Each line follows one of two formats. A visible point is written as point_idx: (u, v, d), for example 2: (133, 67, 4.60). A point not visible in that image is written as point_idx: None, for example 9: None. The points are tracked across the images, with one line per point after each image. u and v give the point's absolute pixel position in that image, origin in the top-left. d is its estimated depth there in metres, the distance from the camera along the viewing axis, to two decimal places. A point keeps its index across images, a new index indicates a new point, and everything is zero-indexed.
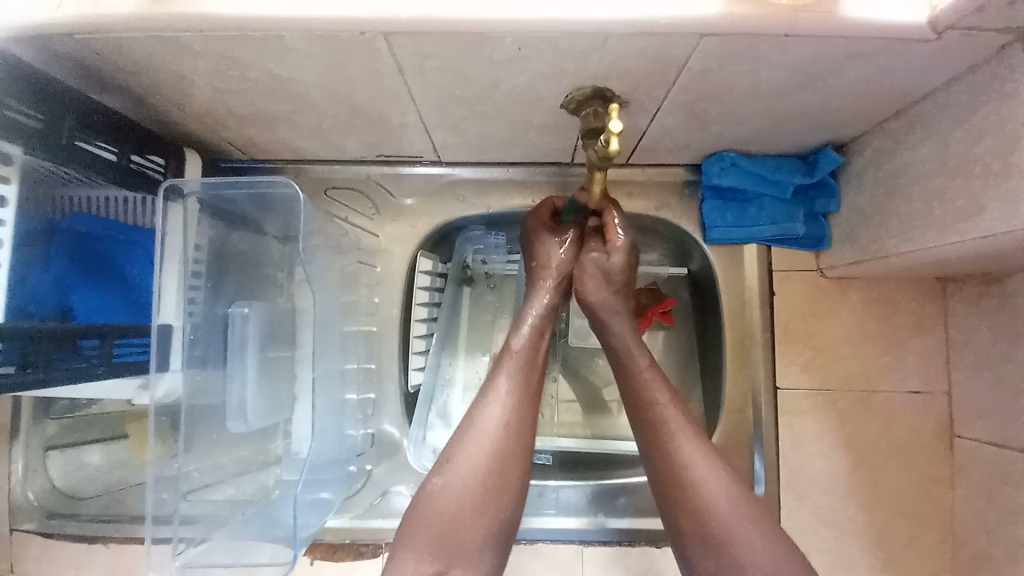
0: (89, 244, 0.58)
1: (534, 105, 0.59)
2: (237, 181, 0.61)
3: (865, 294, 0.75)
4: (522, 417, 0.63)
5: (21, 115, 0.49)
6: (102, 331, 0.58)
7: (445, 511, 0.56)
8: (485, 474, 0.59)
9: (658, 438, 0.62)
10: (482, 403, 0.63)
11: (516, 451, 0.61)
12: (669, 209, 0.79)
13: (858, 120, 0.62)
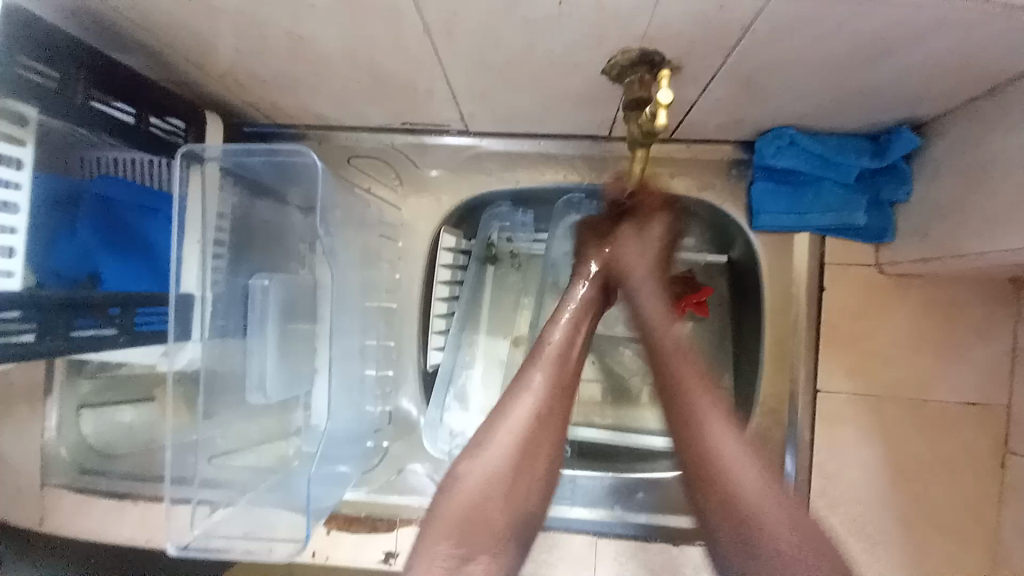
0: (108, 209, 0.58)
1: (571, 73, 0.54)
2: (257, 148, 0.59)
3: (925, 294, 0.68)
4: (553, 412, 0.60)
5: (36, 73, 0.47)
6: (122, 300, 0.58)
7: (473, 497, 0.55)
8: (515, 464, 0.57)
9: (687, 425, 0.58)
10: (514, 391, 0.60)
11: (546, 440, 0.59)
12: (713, 191, 0.73)
13: (942, 98, 0.54)
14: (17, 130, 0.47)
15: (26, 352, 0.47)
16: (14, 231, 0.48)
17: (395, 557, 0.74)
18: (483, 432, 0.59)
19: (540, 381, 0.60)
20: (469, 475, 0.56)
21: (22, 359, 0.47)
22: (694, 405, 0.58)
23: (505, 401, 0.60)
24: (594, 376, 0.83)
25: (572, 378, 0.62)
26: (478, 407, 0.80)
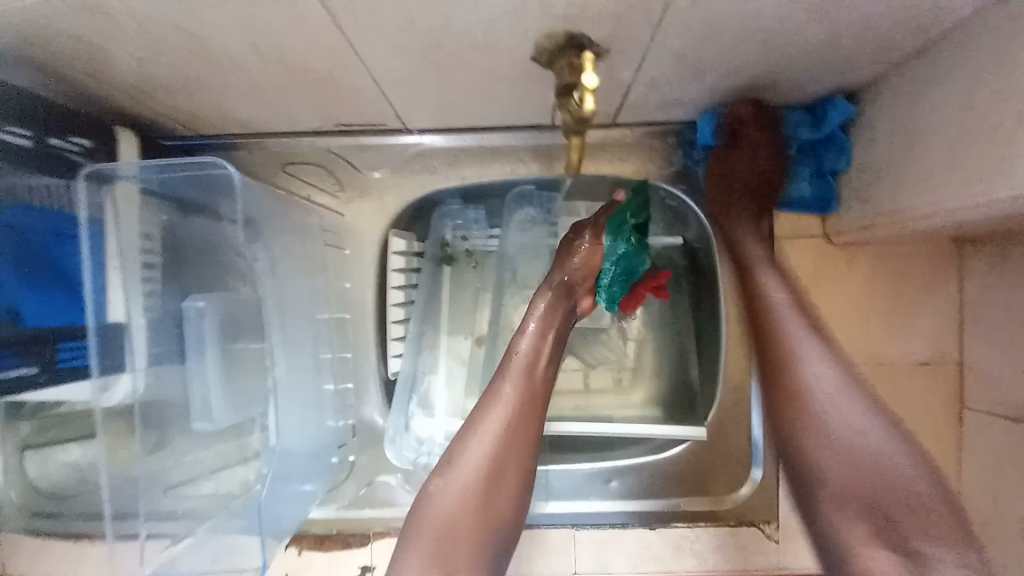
0: (14, 237, 0.54)
1: (500, 57, 0.52)
2: (162, 163, 0.56)
3: (872, 259, 0.69)
4: (521, 431, 0.58)
5: None
6: (40, 336, 0.55)
7: (445, 512, 0.54)
8: (489, 479, 0.56)
9: (790, 379, 0.56)
10: (484, 402, 0.59)
11: (518, 452, 0.58)
12: (657, 174, 0.74)
13: (868, 63, 0.54)
14: None
15: None
16: None
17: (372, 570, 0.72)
18: (449, 454, 0.57)
19: (507, 394, 0.59)
20: (441, 498, 0.55)
21: None
22: (785, 353, 0.57)
23: (471, 420, 0.59)
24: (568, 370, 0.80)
25: (539, 392, 0.61)
26: (443, 413, 0.77)
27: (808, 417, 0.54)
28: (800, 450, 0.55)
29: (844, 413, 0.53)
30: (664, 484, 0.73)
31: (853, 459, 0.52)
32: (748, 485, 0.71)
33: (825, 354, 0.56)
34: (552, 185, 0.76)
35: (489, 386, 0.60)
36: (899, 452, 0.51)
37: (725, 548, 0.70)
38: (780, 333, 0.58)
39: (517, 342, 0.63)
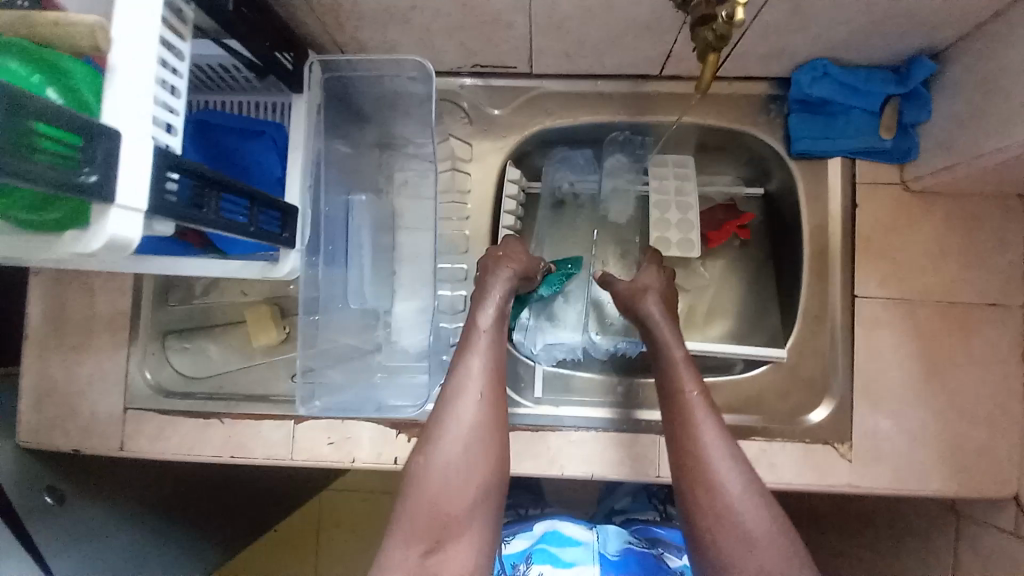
0: (212, 131, 0.66)
1: (643, 1, 0.62)
2: (357, 59, 0.69)
3: (945, 208, 0.76)
4: (494, 407, 0.63)
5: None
6: (251, 194, 0.58)
7: (438, 493, 0.58)
8: (473, 442, 0.60)
9: (682, 419, 0.64)
10: (457, 384, 0.63)
11: (499, 433, 0.62)
12: (752, 122, 0.81)
13: (955, 23, 0.63)
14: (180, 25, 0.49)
15: (180, 213, 0.47)
16: (174, 110, 0.47)
17: None
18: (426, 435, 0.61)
19: (479, 368, 0.64)
20: (425, 476, 0.59)
21: (178, 220, 0.48)
22: (686, 404, 0.65)
23: (447, 409, 0.62)
24: None
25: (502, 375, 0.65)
26: (563, 321, 0.86)
27: (691, 456, 0.61)
28: (705, 492, 0.59)
29: (717, 454, 0.61)
30: (743, 400, 0.80)
31: (717, 493, 0.59)
32: (825, 406, 0.77)
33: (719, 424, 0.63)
34: (646, 132, 0.85)
35: (459, 373, 0.64)
36: (748, 476, 0.60)
37: (803, 463, 0.75)
38: (684, 406, 0.65)
39: (481, 320, 0.68)
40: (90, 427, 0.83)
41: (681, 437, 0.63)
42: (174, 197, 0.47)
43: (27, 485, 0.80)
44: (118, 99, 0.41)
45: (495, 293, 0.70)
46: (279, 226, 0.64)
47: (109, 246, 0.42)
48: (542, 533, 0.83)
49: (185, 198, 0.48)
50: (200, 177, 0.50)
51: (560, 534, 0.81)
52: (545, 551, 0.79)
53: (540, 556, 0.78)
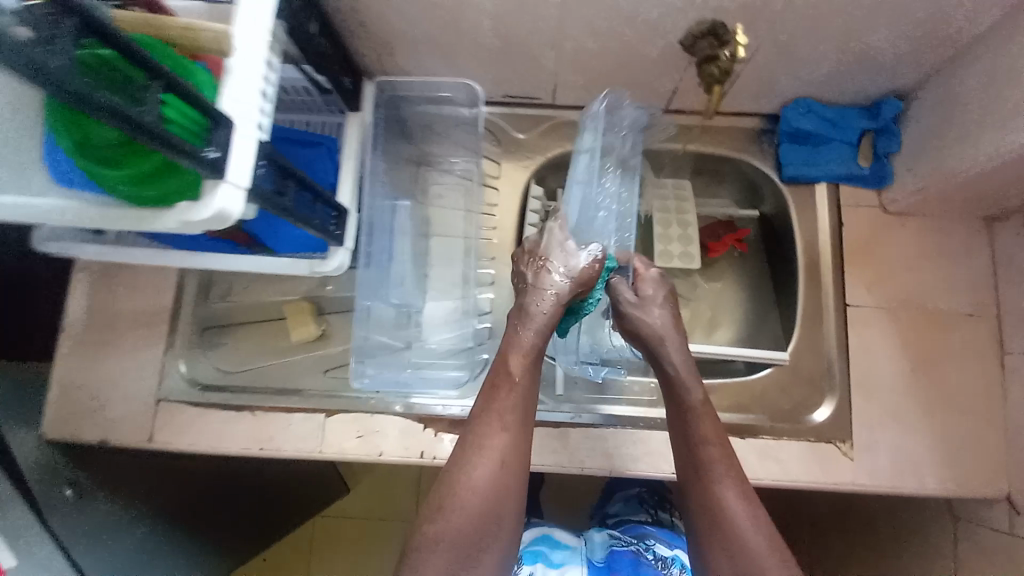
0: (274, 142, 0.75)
1: (657, 41, 0.74)
2: (417, 82, 0.84)
3: (920, 225, 0.85)
4: (511, 467, 0.62)
5: (303, 15, 0.62)
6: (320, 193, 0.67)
7: (449, 554, 0.58)
8: (490, 503, 0.60)
9: (705, 472, 0.64)
10: (477, 445, 0.62)
11: (512, 492, 0.62)
12: (747, 150, 0.92)
13: (914, 67, 0.76)
14: (274, 44, 0.57)
15: (270, 199, 0.55)
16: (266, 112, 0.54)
17: None
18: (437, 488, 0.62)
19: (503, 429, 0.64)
20: (437, 535, 0.58)
21: (267, 206, 0.56)
22: (706, 459, 0.65)
23: (461, 466, 0.61)
24: None
25: (522, 434, 0.65)
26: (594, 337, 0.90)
27: (716, 512, 0.62)
28: (729, 551, 0.59)
29: (740, 512, 0.61)
30: (748, 400, 0.85)
31: (741, 552, 0.59)
32: (826, 406, 0.83)
33: (739, 479, 0.64)
34: (650, 157, 0.95)
35: (477, 430, 0.63)
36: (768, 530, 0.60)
37: (809, 458, 0.80)
38: (705, 459, 0.65)
39: (511, 373, 0.68)
40: (124, 420, 0.85)
41: (704, 491, 0.63)
42: (264, 185, 0.54)
43: (53, 473, 0.83)
44: (233, 96, 0.48)
45: (525, 336, 0.70)
46: (337, 224, 0.73)
47: (214, 218, 0.48)
48: (532, 538, 0.84)
49: (272, 186, 0.56)
50: (286, 168, 0.58)
51: (550, 537, 0.83)
52: (537, 553, 0.80)
53: (529, 558, 0.79)
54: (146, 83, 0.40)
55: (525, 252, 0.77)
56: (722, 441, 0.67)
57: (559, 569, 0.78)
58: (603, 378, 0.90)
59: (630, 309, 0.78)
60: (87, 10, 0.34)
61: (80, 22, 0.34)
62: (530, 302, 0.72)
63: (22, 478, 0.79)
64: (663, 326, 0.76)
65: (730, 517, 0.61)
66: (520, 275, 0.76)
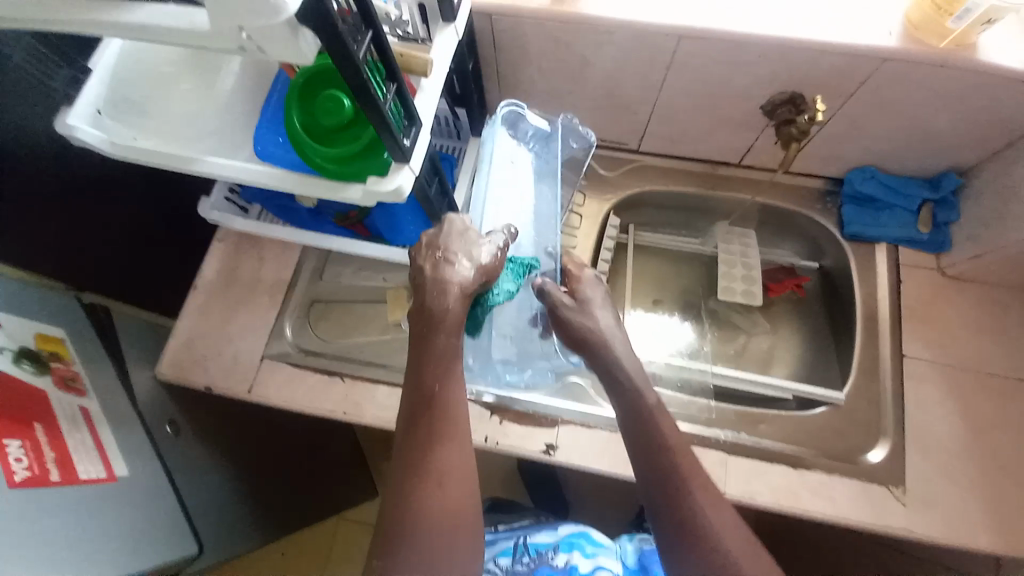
0: None
1: (743, 104, 0.88)
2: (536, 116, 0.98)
3: (976, 293, 0.91)
4: (462, 469, 0.60)
5: (466, 59, 0.84)
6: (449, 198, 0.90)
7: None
8: (449, 514, 0.57)
9: (678, 483, 0.61)
10: (433, 446, 0.60)
11: (461, 500, 0.58)
12: (810, 207, 1.02)
13: (970, 149, 0.87)
14: None
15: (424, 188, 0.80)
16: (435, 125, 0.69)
17: (554, 450, 0.87)
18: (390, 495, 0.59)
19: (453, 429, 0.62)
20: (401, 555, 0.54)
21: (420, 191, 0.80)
22: (679, 468, 0.62)
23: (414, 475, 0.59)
24: (722, 346, 1.06)
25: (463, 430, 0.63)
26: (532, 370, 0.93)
27: (696, 526, 0.57)
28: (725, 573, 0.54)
29: (725, 528, 0.57)
30: (802, 435, 0.89)
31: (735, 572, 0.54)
32: (880, 448, 0.85)
33: (715, 494, 0.60)
34: (718, 203, 1.06)
35: (434, 436, 0.61)
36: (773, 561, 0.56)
37: (865, 501, 0.81)
38: (676, 468, 0.62)
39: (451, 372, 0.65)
40: (225, 369, 0.95)
41: (681, 506, 0.59)
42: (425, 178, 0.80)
43: (161, 409, 0.92)
44: (422, 105, 0.63)
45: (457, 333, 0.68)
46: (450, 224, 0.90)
47: (391, 192, 0.62)
48: (567, 532, 0.91)
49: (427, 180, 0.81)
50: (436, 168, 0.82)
51: (588, 534, 0.90)
52: (574, 543, 0.88)
53: (568, 547, 0.87)
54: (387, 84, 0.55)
55: (427, 246, 0.75)
56: (684, 449, 0.64)
57: (594, 558, 0.86)
58: (539, 413, 0.88)
59: (571, 314, 0.76)
60: (378, 28, 0.50)
61: (372, 34, 0.50)
62: (432, 301, 0.69)
63: (140, 405, 0.88)
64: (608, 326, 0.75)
65: (714, 533, 0.56)
66: (420, 268, 0.73)
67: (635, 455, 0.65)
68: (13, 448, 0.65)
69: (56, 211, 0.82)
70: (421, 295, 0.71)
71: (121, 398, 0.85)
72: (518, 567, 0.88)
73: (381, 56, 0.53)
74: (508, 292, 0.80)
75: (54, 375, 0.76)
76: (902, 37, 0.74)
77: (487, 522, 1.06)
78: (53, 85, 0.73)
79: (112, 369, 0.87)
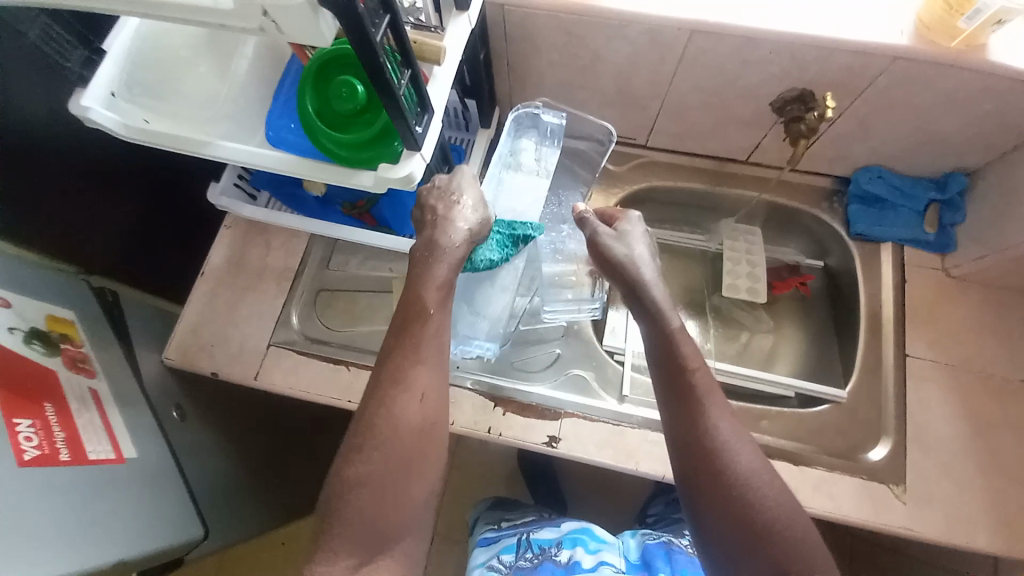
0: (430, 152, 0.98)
1: (751, 100, 0.88)
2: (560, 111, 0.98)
3: (979, 294, 0.92)
4: (430, 402, 0.64)
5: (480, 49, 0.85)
6: None
7: (379, 518, 0.58)
8: (411, 447, 0.61)
9: (703, 419, 0.62)
10: (422, 372, 0.64)
11: (425, 439, 0.63)
12: (817, 205, 1.02)
13: (978, 150, 0.87)
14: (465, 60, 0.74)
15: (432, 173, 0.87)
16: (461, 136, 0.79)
17: (557, 442, 0.86)
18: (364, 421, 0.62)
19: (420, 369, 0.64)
20: (374, 486, 0.59)
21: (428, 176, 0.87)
22: (706, 405, 0.64)
23: (392, 389, 0.63)
24: (727, 343, 1.06)
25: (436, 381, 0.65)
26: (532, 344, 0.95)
27: (718, 465, 0.59)
28: (744, 515, 0.56)
29: (748, 466, 0.59)
30: (803, 431, 0.89)
31: (752, 509, 0.56)
32: (881, 446, 0.85)
33: (740, 436, 0.62)
34: (723, 199, 1.06)
35: (413, 365, 0.65)
36: (805, 536, 0.55)
37: (864, 498, 0.81)
38: (703, 405, 0.64)
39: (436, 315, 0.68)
40: (232, 355, 0.95)
41: (706, 443, 0.61)
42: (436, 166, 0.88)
43: (167, 394, 0.93)
44: (434, 94, 0.64)
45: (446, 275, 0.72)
46: None
47: (403, 179, 0.62)
48: (570, 529, 0.91)
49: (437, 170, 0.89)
50: (446, 157, 0.90)
51: (592, 530, 0.90)
52: (576, 539, 0.88)
53: (570, 543, 0.87)
54: (403, 70, 0.55)
55: (435, 188, 0.78)
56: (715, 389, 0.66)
57: (596, 554, 0.86)
58: (543, 403, 0.89)
59: (609, 239, 0.79)
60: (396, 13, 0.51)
61: (390, 19, 0.50)
62: (440, 236, 0.73)
63: (147, 387, 0.89)
64: (638, 255, 0.78)
65: (735, 472, 0.58)
66: (429, 208, 0.76)
67: (663, 388, 0.67)
68: (24, 427, 0.66)
69: (69, 194, 0.83)
70: (429, 231, 0.75)
71: (128, 381, 0.86)
72: (521, 562, 0.87)
73: (398, 42, 0.53)
74: (490, 262, 0.87)
75: (63, 356, 0.76)
76: (913, 36, 0.74)
77: (491, 521, 1.06)
78: (68, 65, 0.75)
79: (120, 352, 0.88)
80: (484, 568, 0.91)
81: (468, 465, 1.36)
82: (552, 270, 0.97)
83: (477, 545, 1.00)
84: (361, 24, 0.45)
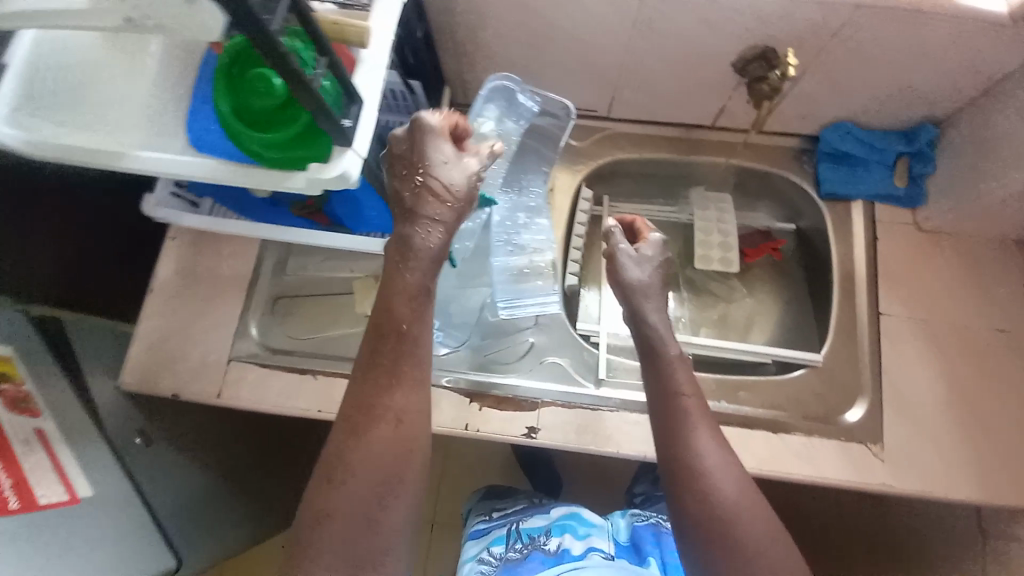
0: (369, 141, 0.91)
1: (713, 62, 0.84)
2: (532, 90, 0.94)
3: (951, 246, 0.90)
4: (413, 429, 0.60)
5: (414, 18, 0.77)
6: None
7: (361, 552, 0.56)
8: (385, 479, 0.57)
9: (684, 431, 0.62)
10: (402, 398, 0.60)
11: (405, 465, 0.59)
12: (786, 166, 0.99)
13: (946, 98, 0.84)
14: None
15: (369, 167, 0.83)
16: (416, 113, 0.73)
17: (536, 432, 0.84)
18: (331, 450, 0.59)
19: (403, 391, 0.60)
20: (340, 507, 0.56)
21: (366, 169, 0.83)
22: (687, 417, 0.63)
23: (367, 419, 0.59)
24: (703, 314, 1.04)
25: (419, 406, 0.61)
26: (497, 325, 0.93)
27: (694, 472, 0.59)
28: (717, 520, 0.57)
29: (724, 477, 0.59)
30: (784, 398, 0.88)
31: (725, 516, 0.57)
32: (859, 407, 0.85)
33: (719, 446, 0.62)
34: (692, 167, 1.02)
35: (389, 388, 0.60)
36: (763, 526, 0.56)
37: (845, 460, 0.81)
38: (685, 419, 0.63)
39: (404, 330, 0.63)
40: (189, 375, 0.90)
41: (687, 455, 0.61)
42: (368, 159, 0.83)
43: (126, 420, 0.88)
44: (365, 77, 0.58)
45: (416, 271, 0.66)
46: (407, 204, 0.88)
47: (338, 177, 0.58)
48: (559, 514, 0.90)
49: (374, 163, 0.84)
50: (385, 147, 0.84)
51: (580, 514, 0.89)
52: (565, 526, 0.87)
53: (558, 530, 0.87)
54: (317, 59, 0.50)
55: (401, 161, 0.67)
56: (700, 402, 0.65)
57: (585, 539, 0.86)
58: (519, 395, 0.86)
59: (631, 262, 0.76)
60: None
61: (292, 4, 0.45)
62: (412, 232, 0.65)
63: (101, 417, 0.84)
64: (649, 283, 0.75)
65: (710, 480, 0.59)
66: (398, 194, 0.67)
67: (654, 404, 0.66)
68: None
69: None
70: (400, 225, 0.67)
71: (79, 414, 0.81)
72: (510, 554, 0.87)
73: (307, 26, 0.48)
74: None
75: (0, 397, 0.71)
76: None
77: (482, 511, 1.01)
78: None
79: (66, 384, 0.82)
80: (475, 563, 0.90)
81: (456, 456, 1.35)
82: (507, 263, 0.96)
83: (468, 538, 0.97)
84: (253, 13, 0.40)
